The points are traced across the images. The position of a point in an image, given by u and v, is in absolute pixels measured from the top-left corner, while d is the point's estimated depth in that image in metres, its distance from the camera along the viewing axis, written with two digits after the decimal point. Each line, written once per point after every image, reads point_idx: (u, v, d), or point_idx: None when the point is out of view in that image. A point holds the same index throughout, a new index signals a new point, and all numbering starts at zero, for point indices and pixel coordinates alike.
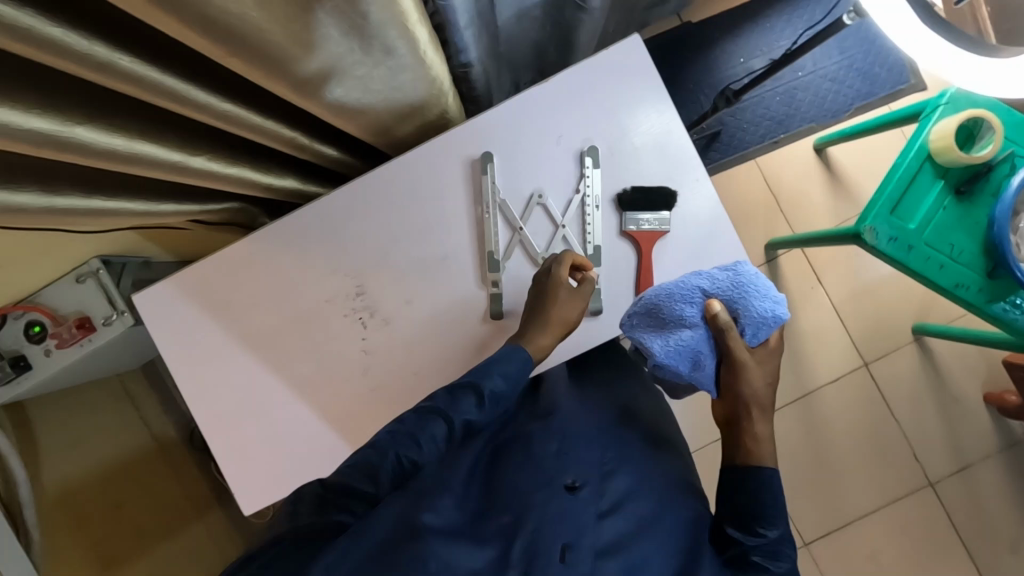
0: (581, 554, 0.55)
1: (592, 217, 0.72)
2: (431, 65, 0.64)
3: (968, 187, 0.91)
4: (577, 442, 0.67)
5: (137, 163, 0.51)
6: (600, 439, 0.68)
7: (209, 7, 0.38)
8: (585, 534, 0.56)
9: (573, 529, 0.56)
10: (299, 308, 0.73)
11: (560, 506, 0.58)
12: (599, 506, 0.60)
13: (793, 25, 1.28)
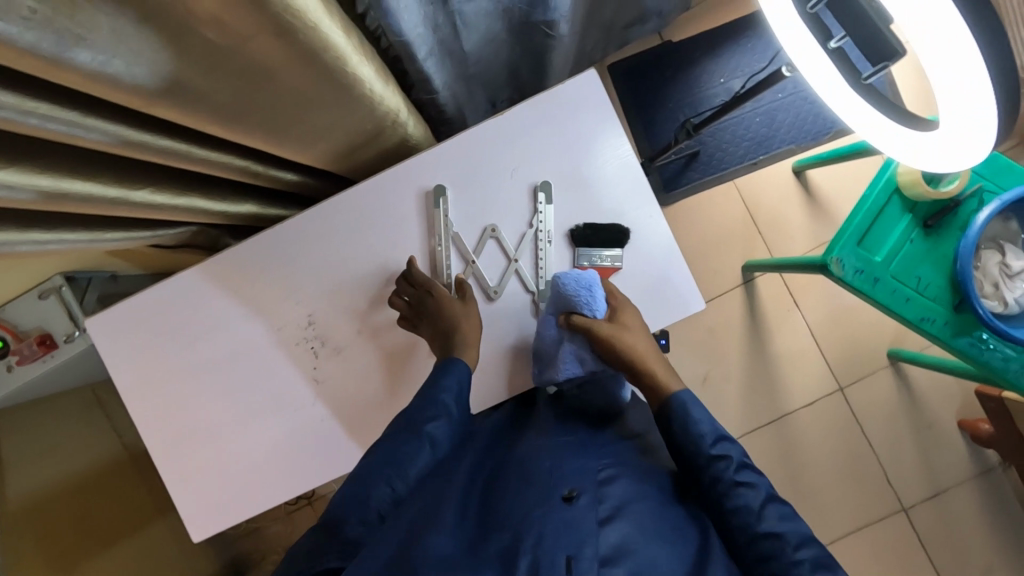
0: (586, 563, 0.45)
1: (544, 251, 0.72)
2: (383, 98, 0.64)
3: (935, 221, 0.90)
4: (570, 458, 0.59)
5: (69, 202, 0.51)
6: (593, 455, 0.60)
7: (118, 61, 0.37)
8: (588, 542, 0.47)
9: (573, 540, 0.47)
10: (252, 336, 0.73)
11: (556, 516, 0.49)
12: (599, 513, 0.51)
13: (774, 46, 1.27)
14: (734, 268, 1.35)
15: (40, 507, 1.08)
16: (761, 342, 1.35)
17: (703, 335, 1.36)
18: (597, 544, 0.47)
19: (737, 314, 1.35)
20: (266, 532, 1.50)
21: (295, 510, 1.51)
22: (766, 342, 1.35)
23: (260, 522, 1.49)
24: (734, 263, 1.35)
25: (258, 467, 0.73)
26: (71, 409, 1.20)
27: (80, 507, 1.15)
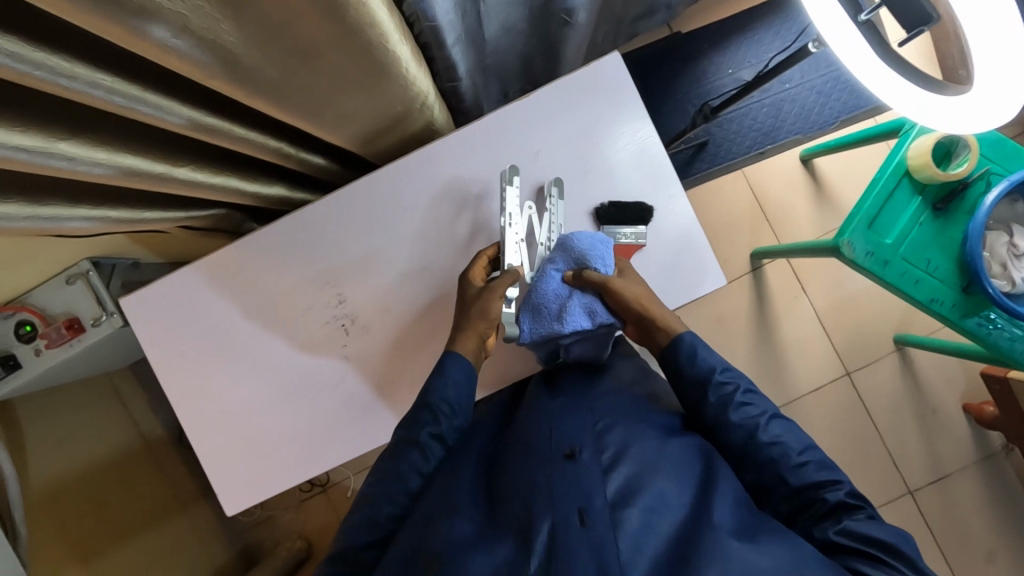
0: (598, 512, 0.53)
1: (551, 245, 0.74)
2: (415, 80, 0.66)
3: (944, 204, 0.93)
4: (563, 416, 0.66)
5: (121, 177, 0.53)
6: (584, 412, 0.66)
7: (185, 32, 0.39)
8: (595, 493, 0.55)
9: (583, 494, 0.55)
10: (283, 314, 0.75)
11: (562, 477, 0.57)
12: (601, 463, 0.58)
13: (782, 38, 1.29)
14: (743, 256, 1.37)
15: (56, 495, 1.08)
16: (769, 329, 1.37)
17: (712, 322, 1.38)
18: (604, 492, 0.55)
19: (745, 302, 1.38)
20: (280, 520, 1.47)
21: (308, 498, 1.47)
22: (774, 329, 1.37)
23: (274, 509, 1.47)
24: (742, 252, 1.37)
25: (290, 442, 0.75)
26: (88, 398, 1.21)
27: (102, 494, 1.17)
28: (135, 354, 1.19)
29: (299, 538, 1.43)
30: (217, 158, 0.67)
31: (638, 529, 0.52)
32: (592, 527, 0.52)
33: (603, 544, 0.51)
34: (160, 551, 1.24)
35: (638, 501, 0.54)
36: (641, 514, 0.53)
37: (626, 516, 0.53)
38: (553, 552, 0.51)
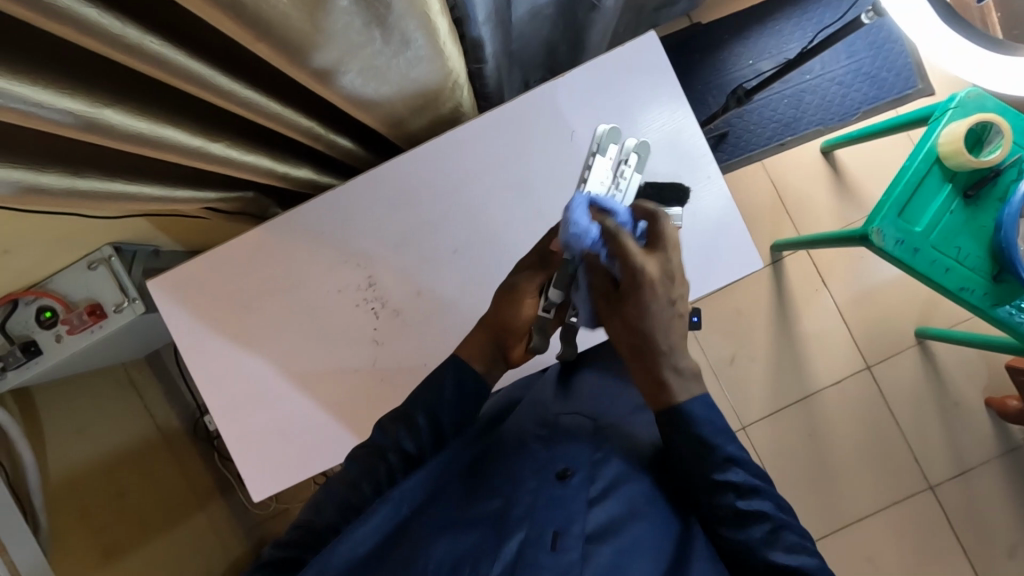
0: (572, 539, 0.52)
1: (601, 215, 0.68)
2: (450, 57, 0.65)
3: (975, 191, 0.91)
4: (563, 440, 0.66)
5: (161, 149, 0.52)
6: (584, 439, 0.66)
7: None
8: (575, 520, 0.54)
9: (564, 516, 0.54)
10: (311, 297, 0.74)
11: (549, 493, 0.56)
12: (589, 492, 0.58)
13: (802, 28, 1.29)
14: (762, 248, 1.36)
15: (74, 485, 1.07)
16: (788, 322, 1.36)
17: (731, 315, 1.37)
18: (583, 523, 0.55)
19: (764, 294, 1.37)
20: (294, 513, 1.48)
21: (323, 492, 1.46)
22: (793, 322, 1.36)
23: (289, 502, 1.48)
24: (762, 244, 1.36)
25: (318, 427, 0.74)
26: (105, 388, 1.21)
27: (121, 488, 1.15)
28: (153, 342, 1.19)
29: None
30: (248, 136, 0.66)
31: (605, 565, 0.52)
32: (562, 552, 0.51)
33: (568, 573, 0.50)
34: (174, 547, 1.21)
35: (612, 540, 0.54)
36: (611, 553, 0.53)
37: (596, 551, 0.53)
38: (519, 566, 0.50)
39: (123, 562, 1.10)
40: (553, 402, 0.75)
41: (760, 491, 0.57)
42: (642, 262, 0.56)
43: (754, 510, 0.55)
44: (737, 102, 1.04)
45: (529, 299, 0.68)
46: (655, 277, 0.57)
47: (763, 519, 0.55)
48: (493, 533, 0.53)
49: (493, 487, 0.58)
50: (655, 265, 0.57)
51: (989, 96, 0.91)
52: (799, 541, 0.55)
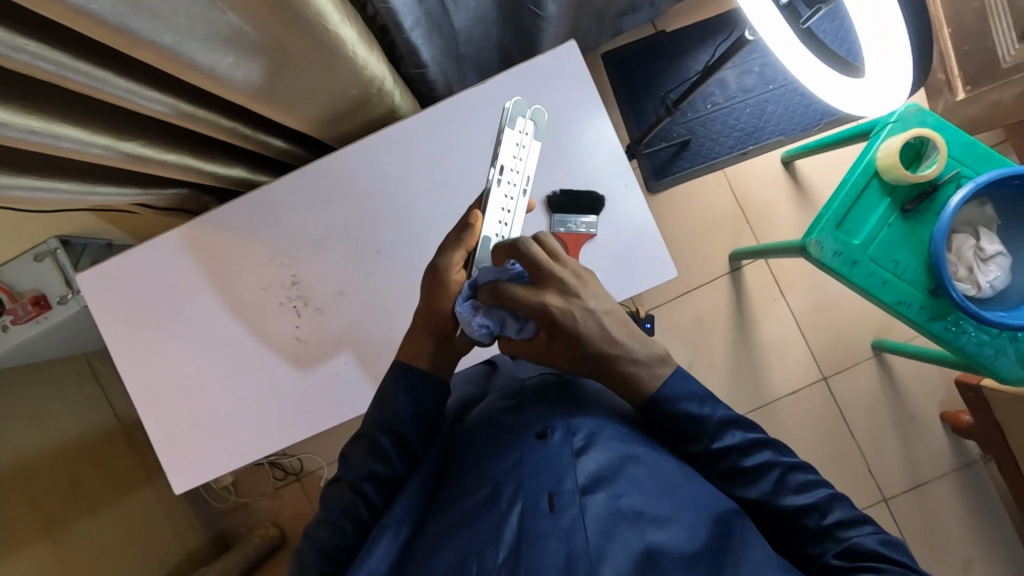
0: (568, 497, 0.51)
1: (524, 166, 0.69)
2: (367, 64, 0.64)
3: (914, 205, 0.91)
4: (532, 403, 0.66)
5: (58, 147, 0.52)
6: (552, 397, 0.66)
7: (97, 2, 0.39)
8: (566, 476, 0.53)
9: (553, 477, 0.53)
10: (235, 294, 0.76)
11: (532, 458, 0.56)
12: (572, 446, 0.56)
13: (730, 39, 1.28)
14: (722, 256, 1.36)
15: (29, 471, 1.06)
16: (747, 331, 1.36)
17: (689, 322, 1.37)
18: (574, 477, 0.53)
19: (723, 303, 1.36)
20: (254, 507, 1.44)
21: (283, 487, 1.42)
22: (752, 331, 1.36)
23: (248, 496, 1.44)
24: (722, 252, 1.36)
25: (241, 422, 0.75)
26: (64, 377, 1.21)
27: (69, 475, 1.14)
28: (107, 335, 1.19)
29: (272, 526, 1.40)
30: (168, 134, 0.66)
31: (603, 515, 0.50)
32: (560, 514, 0.51)
33: (571, 531, 0.49)
34: (117, 526, 1.20)
35: (606, 488, 0.52)
36: (607, 500, 0.51)
37: (592, 502, 0.51)
38: (521, 537, 0.49)
39: (71, 546, 1.09)
40: (517, 374, 0.80)
41: (761, 442, 0.59)
42: (540, 298, 0.55)
43: (756, 463, 0.58)
44: (667, 111, 1.13)
45: (459, 274, 0.64)
46: (560, 308, 0.55)
47: (769, 469, 0.58)
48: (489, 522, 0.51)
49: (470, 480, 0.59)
50: (553, 294, 0.55)
51: (927, 112, 0.91)
52: (807, 477, 0.58)
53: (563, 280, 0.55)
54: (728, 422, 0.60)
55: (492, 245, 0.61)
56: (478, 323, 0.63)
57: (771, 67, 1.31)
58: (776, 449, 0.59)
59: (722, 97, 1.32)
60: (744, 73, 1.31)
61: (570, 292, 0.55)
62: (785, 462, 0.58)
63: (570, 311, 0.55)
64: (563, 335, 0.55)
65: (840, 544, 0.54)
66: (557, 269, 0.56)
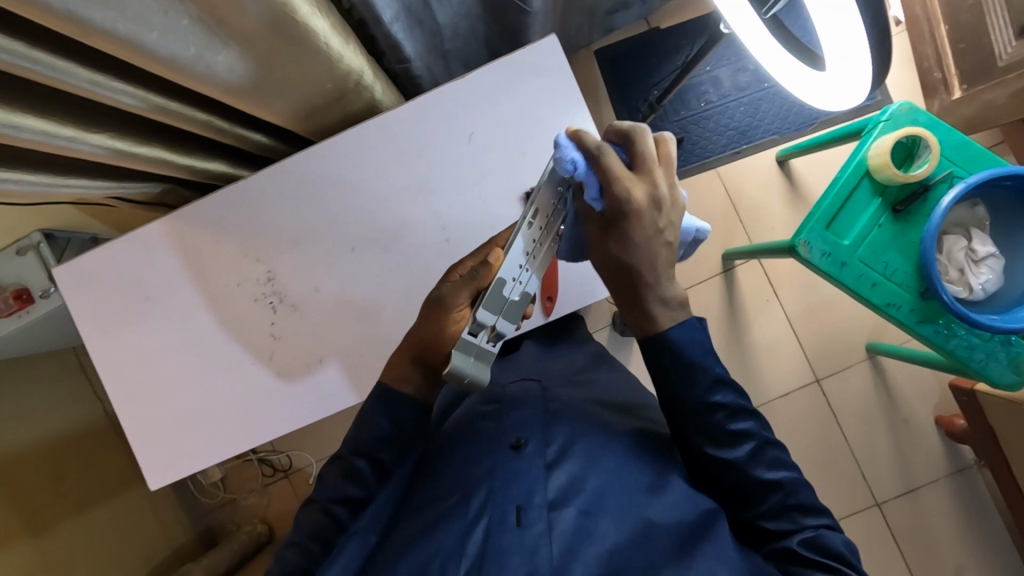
0: (536, 512, 0.50)
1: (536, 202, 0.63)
2: (342, 57, 0.63)
3: (904, 206, 0.90)
4: (512, 407, 0.64)
5: (19, 138, 0.51)
6: (532, 403, 0.64)
7: None
8: (536, 490, 0.52)
9: (524, 489, 0.52)
10: (212, 289, 0.76)
11: (504, 467, 0.54)
12: (546, 458, 0.56)
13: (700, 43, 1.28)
14: (715, 256, 1.34)
15: (16, 462, 1.06)
16: (740, 332, 1.34)
17: None
18: (545, 490, 0.52)
19: (716, 304, 1.34)
20: (242, 504, 1.43)
21: (271, 483, 1.42)
22: (745, 332, 1.34)
23: (236, 492, 1.43)
24: (715, 252, 1.34)
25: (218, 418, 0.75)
26: (52, 371, 1.21)
27: (55, 468, 1.14)
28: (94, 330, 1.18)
29: (259, 523, 1.39)
30: (140, 126, 0.65)
31: (570, 532, 0.50)
32: (527, 528, 0.50)
33: (536, 547, 0.48)
34: (104, 522, 1.20)
35: (575, 503, 0.52)
36: (576, 517, 0.51)
37: (561, 518, 0.50)
38: (485, 550, 0.49)
39: (55, 542, 1.08)
40: (498, 374, 0.79)
41: (748, 413, 0.57)
42: (627, 186, 0.53)
43: (741, 430, 0.56)
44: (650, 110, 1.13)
45: (460, 314, 0.59)
46: (643, 203, 0.53)
47: (749, 438, 0.56)
48: (458, 529, 0.51)
49: (445, 483, 0.57)
50: (641, 188, 0.54)
51: (920, 110, 0.90)
52: (783, 457, 0.57)
53: (654, 182, 0.54)
54: (723, 382, 0.58)
55: (505, 288, 0.54)
56: (473, 361, 0.55)
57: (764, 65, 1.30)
58: (760, 423, 0.57)
59: (715, 95, 1.30)
60: (738, 71, 1.30)
61: (656, 201, 0.54)
62: (767, 437, 0.57)
63: (646, 212, 0.54)
64: (626, 228, 0.54)
65: (799, 532, 0.53)
66: (656, 169, 0.55)
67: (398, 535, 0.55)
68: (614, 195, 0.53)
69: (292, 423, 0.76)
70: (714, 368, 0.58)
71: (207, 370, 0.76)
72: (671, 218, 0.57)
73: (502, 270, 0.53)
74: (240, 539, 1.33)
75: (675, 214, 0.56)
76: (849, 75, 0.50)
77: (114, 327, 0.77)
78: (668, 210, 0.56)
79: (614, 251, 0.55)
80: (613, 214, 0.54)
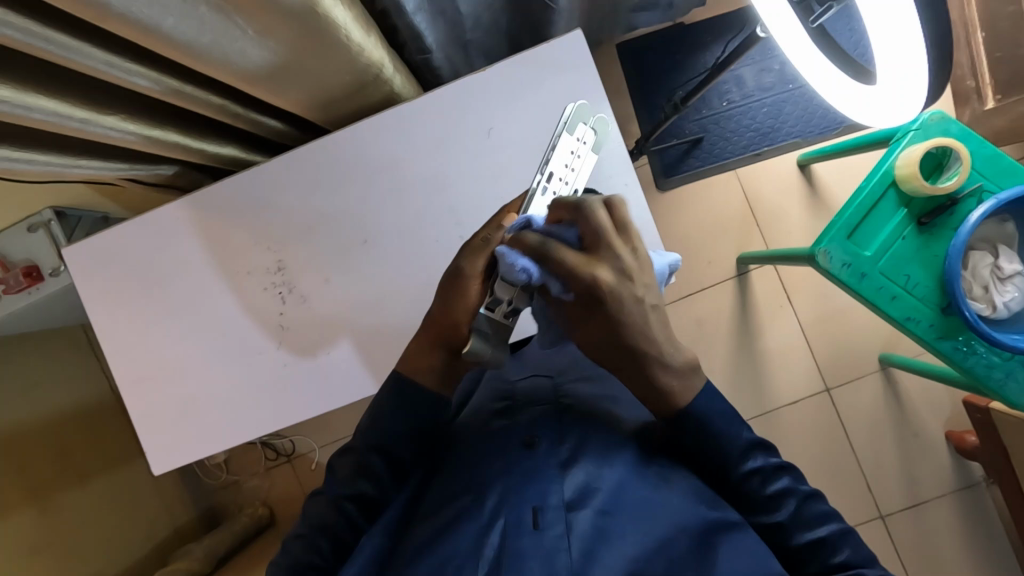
0: (553, 513, 0.49)
1: (576, 161, 0.65)
2: (363, 49, 0.62)
3: (930, 219, 0.87)
4: (523, 408, 0.63)
5: (29, 116, 0.50)
6: (545, 404, 0.63)
7: None
8: (552, 491, 0.51)
9: (540, 491, 0.51)
10: (222, 276, 0.76)
11: (520, 467, 0.54)
12: (559, 458, 0.55)
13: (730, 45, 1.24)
14: (730, 258, 1.32)
15: (23, 436, 1.07)
16: (752, 338, 1.32)
17: (692, 325, 1.32)
18: (561, 491, 0.51)
19: (728, 307, 1.32)
20: (244, 486, 1.43)
21: (274, 467, 1.42)
22: (757, 337, 1.32)
23: (239, 474, 1.43)
24: (730, 254, 1.32)
25: (228, 405, 0.76)
26: (60, 347, 1.21)
27: (60, 444, 1.14)
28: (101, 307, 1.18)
29: (261, 506, 1.39)
30: (153, 108, 0.64)
31: (589, 533, 0.48)
32: (545, 531, 0.48)
33: (555, 552, 0.47)
34: (109, 498, 1.21)
35: (593, 504, 0.50)
36: (594, 518, 0.49)
37: (578, 518, 0.49)
38: (502, 555, 0.47)
39: (60, 513, 1.09)
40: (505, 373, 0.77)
41: (782, 469, 0.54)
42: (590, 272, 0.49)
43: (779, 491, 0.53)
44: (674, 109, 1.10)
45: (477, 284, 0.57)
46: (613, 283, 0.50)
47: (789, 497, 0.52)
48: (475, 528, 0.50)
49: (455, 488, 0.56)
50: (605, 268, 0.50)
51: (952, 120, 0.87)
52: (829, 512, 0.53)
53: (616, 254, 0.51)
54: (754, 445, 0.55)
55: None
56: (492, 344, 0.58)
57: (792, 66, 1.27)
58: (795, 475, 0.54)
59: (738, 95, 1.28)
60: (763, 71, 1.28)
61: (626, 274, 0.50)
62: (805, 490, 0.53)
63: (619, 291, 0.50)
64: (605, 314, 0.50)
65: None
66: (615, 241, 0.51)
67: (406, 544, 0.54)
68: (580, 286, 0.50)
69: (298, 413, 0.76)
70: (742, 433, 0.55)
71: (215, 356, 0.76)
72: (647, 281, 0.52)
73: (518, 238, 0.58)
74: (241, 523, 1.33)
75: (647, 275, 0.52)
76: (900, 97, 0.51)
77: (125, 311, 0.76)
78: (641, 275, 0.51)
79: (594, 345, 0.53)
80: (586, 301, 0.51)
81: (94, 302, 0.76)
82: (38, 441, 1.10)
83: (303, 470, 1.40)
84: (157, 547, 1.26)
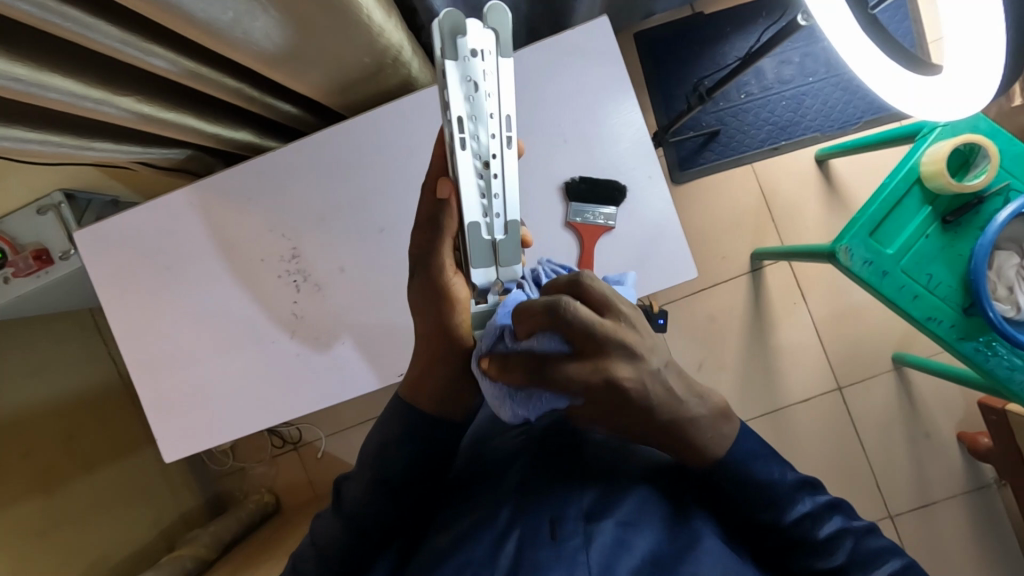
0: (571, 524, 0.48)
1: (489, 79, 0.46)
2: (383, 31, 0.60)
3: (955, 217, 0.85)
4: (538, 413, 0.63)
5: (45, 97, 0.49)
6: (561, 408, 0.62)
7: None
8: (571, 503, 0.51)
9: (558, 501, 0.51)
10: (236, 265, 0.74)
11: (539, 475, 0.54)
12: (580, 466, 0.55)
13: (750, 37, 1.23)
14: (744, 253, 1.30)
15: (29, 419, 1.06)
16: (764, 335, 1.30)
17: (704, 319, 1.31)
18: (580, 502, 0.51)
19: (741, 303, 1.31)
20: (250, 473, 1.43)
21: (280, 455, 1.41)
22: (770, 333, 1.30)
23: (246, 461, 1.43)
24: (744, 249, 1.30)
25: (239, 393, 0.75)
26: (67, 330, 1.20)
27: (67, 428, 1.13)
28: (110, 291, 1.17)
29: (267, 493, 1.40)
30: (168, 90, 0.62)
31: (608, 546, 0.47)
32: (563, 542, 0.47)
33: (573, 562, 0.45)
34: (117, 483, 1.20)
35: (614, 516, 0.49)
36: (614, 529, 0.48)
37: (599, 530, 0.48)
38: (519, 565, 0.47)
39: (67, 499, 1.08)
40: None
41: (832, 507, 0.53)
42: (606, 375, 0.46)
43: (832, 535, 0.51)
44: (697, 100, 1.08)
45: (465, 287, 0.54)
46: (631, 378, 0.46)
47: (843, 539, 0.51)
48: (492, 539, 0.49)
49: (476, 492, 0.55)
50: (618, 364, 0.46)
51: (981, 117, 0.86)
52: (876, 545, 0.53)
53: (624, 344, 0.45)
54: (802, 485, 0.53)
55: (481, 230, 0.50)
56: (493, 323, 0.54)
57: (813, 58, 1.25)
58: (846, 513, 0.53)
59: (757, 87, 1.26)
60: (783, 63, 1.25)
61: (637, 355, 0.46)
62: (857, 527, 0.53)
63: (641, 383, 0.47)
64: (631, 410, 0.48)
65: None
66: (615, 332, 0.46)
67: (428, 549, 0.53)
68: (602, 393, 0.47)
69: (310, 403, 0.75)
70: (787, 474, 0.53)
71: (227, 344, 0.75)
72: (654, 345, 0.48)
73: (468, 216, 0.49)
74: (246, 511, 1.33)
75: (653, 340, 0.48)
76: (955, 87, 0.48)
77: (136, 296, 0.75)
78: (649, 350, 0.47)
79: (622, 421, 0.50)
80: (609, 402, 0.47)
81: (105, 286, 0.75)
82: (46, 426, 1.09)
83: (309, 459, 1.40)
84: (164, 532, 1.26)
